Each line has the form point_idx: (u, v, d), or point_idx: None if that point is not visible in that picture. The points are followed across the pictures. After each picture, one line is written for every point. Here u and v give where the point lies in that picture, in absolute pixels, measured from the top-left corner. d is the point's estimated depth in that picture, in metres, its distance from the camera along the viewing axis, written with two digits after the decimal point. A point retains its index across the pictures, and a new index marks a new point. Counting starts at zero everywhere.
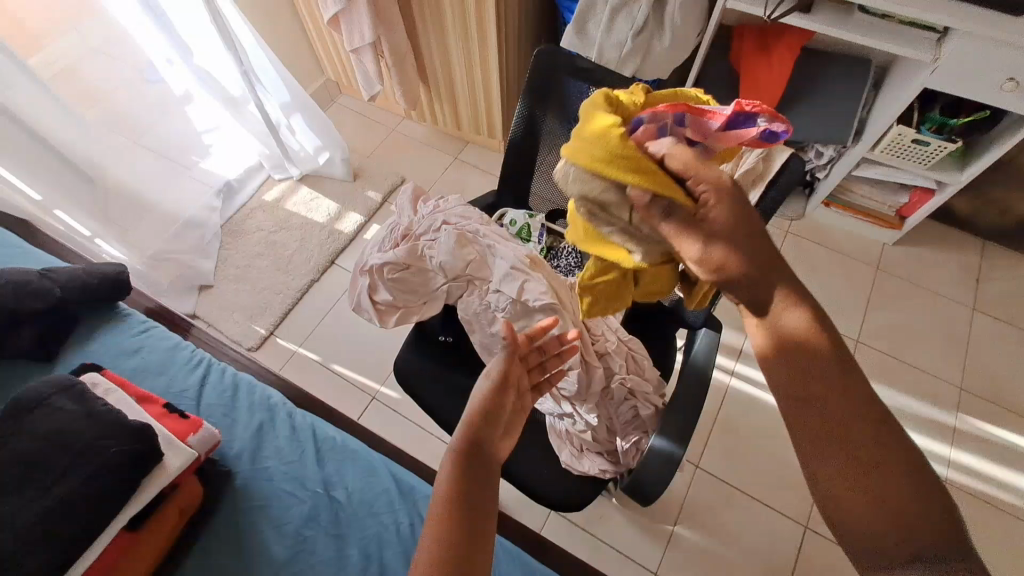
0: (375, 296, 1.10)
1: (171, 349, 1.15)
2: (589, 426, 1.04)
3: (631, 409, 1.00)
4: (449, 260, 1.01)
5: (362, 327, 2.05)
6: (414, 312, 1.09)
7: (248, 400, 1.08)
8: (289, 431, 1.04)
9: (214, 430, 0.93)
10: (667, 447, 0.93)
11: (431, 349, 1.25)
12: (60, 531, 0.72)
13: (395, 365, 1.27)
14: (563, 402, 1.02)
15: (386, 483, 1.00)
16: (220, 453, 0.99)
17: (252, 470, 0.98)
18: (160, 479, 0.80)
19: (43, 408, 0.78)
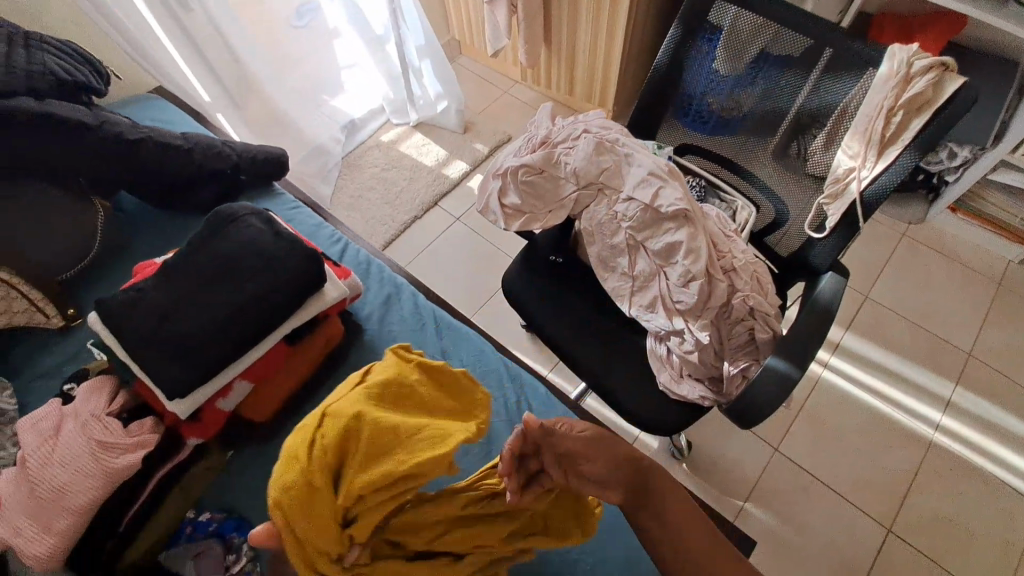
0: (504, 200, 1.16)
1: (314, 225, 1.28)
2: (698, 346, 1.04)
3: (747, 331, 1.02)
4: (584, 167, 1.08)
5: (457, 265, 2.15)
6: (538, 218, 1.15)
7: (377, 275, 1.18)
8: (411, 306, 1.13)
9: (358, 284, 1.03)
10: (785, 368, 0.94)
11: (541, 266, 1.32)
12: (239, 325, 0.82)
13: (503, 279, 1.35)
14: (675, 318, 1.04)
15: (496, 364, 1.06)
16: (354, 311, 1.10)
17: (380, 330, 1.08)
18: (319, 306, 0.90)
19: (237, 223, 0.90)
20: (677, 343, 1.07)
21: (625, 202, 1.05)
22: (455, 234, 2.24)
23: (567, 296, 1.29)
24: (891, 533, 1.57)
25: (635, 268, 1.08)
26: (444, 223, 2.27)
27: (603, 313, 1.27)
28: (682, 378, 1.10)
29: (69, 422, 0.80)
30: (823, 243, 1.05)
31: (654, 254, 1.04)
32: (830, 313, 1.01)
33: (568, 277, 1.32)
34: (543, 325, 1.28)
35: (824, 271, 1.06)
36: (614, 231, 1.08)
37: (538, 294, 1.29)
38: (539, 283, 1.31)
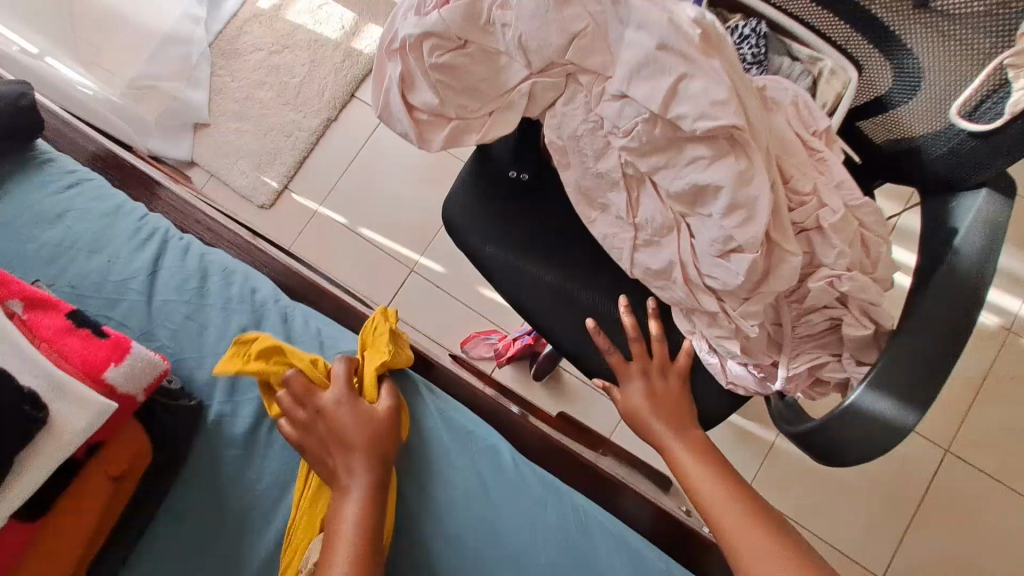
0: (410, 99, 0.67)
1: (105, 217, 0.77)
2: (739, 334, 0.66)
3: (826, 320, 0.65)
4: (538, 32, 0.60)
5: (395, 183, 1.64)
6: (472, 130, 0.67)
7: (222, 292, 0.72)
8: (283, 345, 0.70)
9: (158, 353, 0.58)
10: (890, 407, 0.57)
11: (496, 190, 0.85)
12: None
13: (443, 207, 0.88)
14: (705, 300, 0.65)
15: (434, 427, 0.75)
16: (184, 380, 0.67)
17: (231, 399, 0.67)
18: (54, 461, 0.51)
19: None
20: (700, 334, 0.71)
21: (618, 103, 0.60)
22: (382, 142, 1.67)
23: (540, 244, 0.84)
24: (949, 454, 1.33)
25: (637, 212, 0.65)
26: (365, 124, 1.68)
27: (598, 263, 0.84)
28: (713, 352, 0.71)
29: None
30: (977, 141, 0.58)
31: (670, 196, 0.63)
32: (984, 286, 0.58)
33: (540, 214, 0.85)
34: (507, 290, 0.84)
35: (977, 192, 0.61)
36: (604, 151, 0.64)
37: (500, 235, 0.84)
38: (494, 228, 0.85)
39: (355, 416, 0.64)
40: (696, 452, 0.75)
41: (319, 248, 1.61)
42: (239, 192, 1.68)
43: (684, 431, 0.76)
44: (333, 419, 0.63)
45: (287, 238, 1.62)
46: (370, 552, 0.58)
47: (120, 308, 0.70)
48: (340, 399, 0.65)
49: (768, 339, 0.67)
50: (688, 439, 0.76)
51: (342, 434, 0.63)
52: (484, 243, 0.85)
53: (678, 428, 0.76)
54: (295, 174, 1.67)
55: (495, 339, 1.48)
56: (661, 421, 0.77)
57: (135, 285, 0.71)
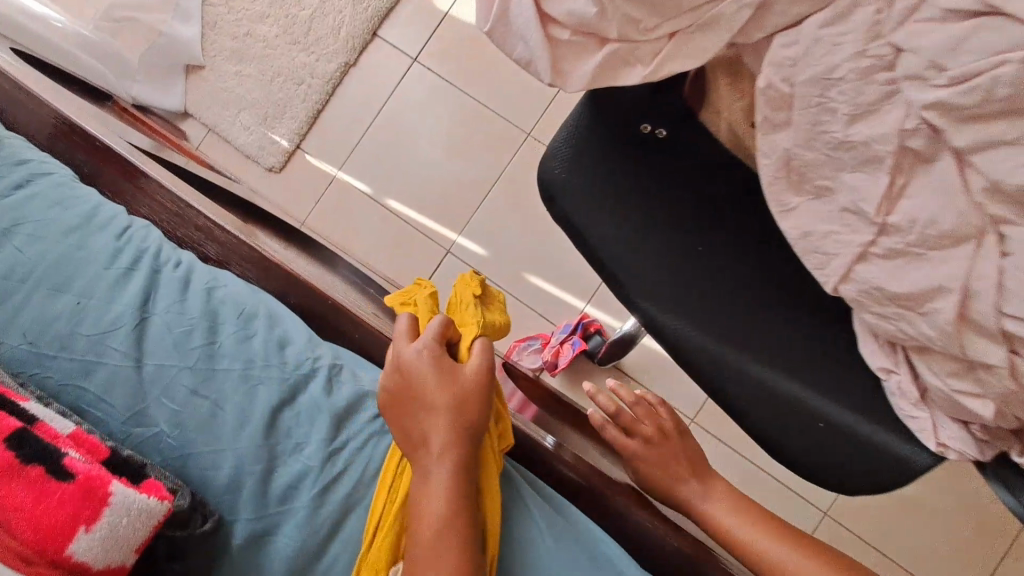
0: (553, 7, 0.45)
1: (66, 238, 0.55)
2: (1003, 399, 0.45)
3: None
4: None
5: (426, 142, 1.36)
6: (640, 60, 0.46)
7: (241, 352, 0.52)
8: (328, 430, 0.51)
9: (150, 498, 0.41)
10: None
11: (627, 146, 0.62)
12: None
13: (543, 164, 0.65)
14: (980, 347, 0.43)
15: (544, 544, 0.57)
16: (197, 481, 0.48)
17: (262, 511, 0.48)
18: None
19: None
20: (907, 381, 0.54)
21: (965, 25, 0.37)
22: (412, 90, 1.39)
23: (671, 224, 0.62)
24: None
25: (894, 207, 0.43)
26: (391, 70, 1.39)
27: (750, 261, 0.61)
28: (920, 403, 0.54)
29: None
30: None
31: (988, 188, 0.39)
32: None
33: (676, 182, 0.62)
34: (623, 281, 0.62)
35: None
36: (890, 106, 0.40)
37: (622, 212, 0.62)
38: (614, 201, 0.62)
39: (442, 374, 0.49)
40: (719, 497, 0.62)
41: (337, 220, 1.38)
42: (241, 150, 1.42)
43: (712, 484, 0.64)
44: (411, 381, 0.49)
45: (300, 212, 1.39)
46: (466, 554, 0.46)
47: (99, 376, 0.50)
48: (423, 348, 0.50)
49: None
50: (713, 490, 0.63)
51: (421, 402, 0.49)
52: (601, 222, 0.63)
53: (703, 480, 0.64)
54: (307, 132, 1.41)
55: (539, 346, 1.25)
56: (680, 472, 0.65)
57: (116, 341, 0.51)
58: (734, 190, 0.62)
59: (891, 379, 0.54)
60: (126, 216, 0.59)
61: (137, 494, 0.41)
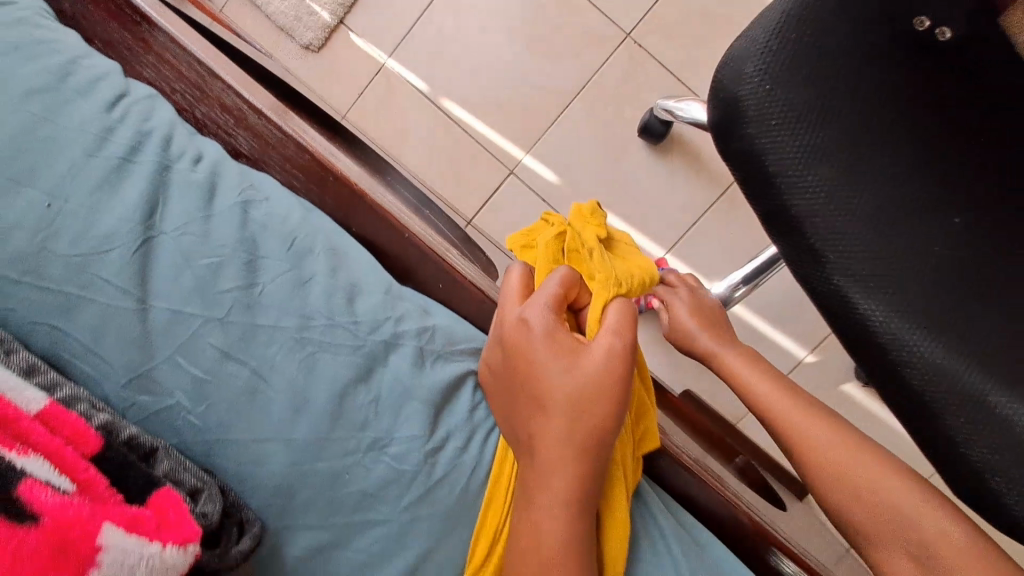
0: None
1: (25, 105, 0.36)
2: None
3: None
4: None
5: (498, 33, 1.11)
6: None
7: (292, 302, 0.36)
8: (421, 422, 0.36)
9: (160, 542, 0.26)
10: None
11: (876, 56, 0.41)
12: None
13: (728, 71, 0.42)
14: None
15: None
16: (229, 480, 0.33)
17: (325, 522, 0.34)
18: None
19: None
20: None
21: None
22: None
23: (896, 175, 0.41)
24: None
25: None
26: None
27: None
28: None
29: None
30: None
31: None
32: None
33: (921, 113, 0.42)
34: (823, 251, 0.40)
35: None
36: None
37: (860, 153, 0.41)
38: (851, 130, 0.41)
39: (562, 350, 0.32)
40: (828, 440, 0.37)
41: (383, 118, 1.15)
42: (274, 21, 1.18)
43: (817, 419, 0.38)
44: (524, 372, 0.33)
45: (342, 104, 1.17)
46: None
47: (84, 318, 0.33)
48: (533, 314, 0.33)
49: None
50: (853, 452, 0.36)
51: (532, 401, 0.33)
52: (825, 166, 0.40)
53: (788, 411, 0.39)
54: (353, 3, 1.15)
55: None
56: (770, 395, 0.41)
57: (109, 269, 0.34)
58: (980, 143, 0.42)
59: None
60: (121, 79, 0.41)
61: (135, 538, 0.25)
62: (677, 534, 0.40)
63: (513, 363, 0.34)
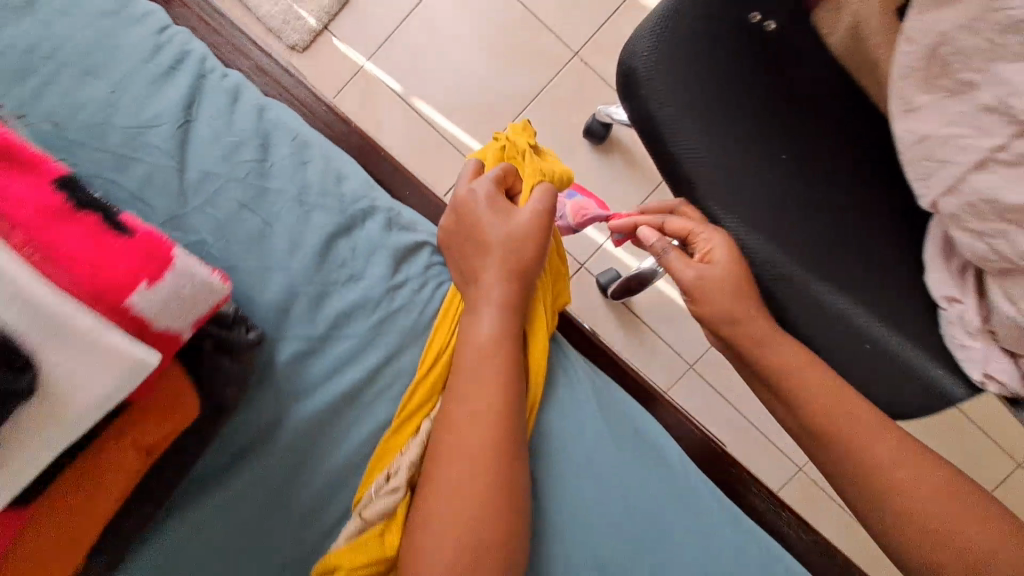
0: None
1: (97, 24, 0.48)
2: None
3: None
4: None
5: (466, 46, 1.28)
6: None
7: (295, 176, 0.48)
8: (387, 268, 0.49)
9: (218, 276, 0.35)
10: None
11: (730, 37, 0.58)
12: None
13: (632, 47, 0.58)
14: None
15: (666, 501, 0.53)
16: (240, 294, 0.44)
17: (311, 332, 0.46)
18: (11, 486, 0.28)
19: None
20: (971, 310, 0.53)
21: None
22: None
23: (754, 137, 0.58)
24: None
25: None
26: None
27: (837, 184, 0.59)
28: (981, 335, 0.52)
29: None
30: None
31: None
32: None
33: (763, 86, 0.58)
34: (696, 182, 0.58)
35: None
36: None
37: (716, 104, 0.58)
38: (713, 87, 0.57)
39: (498, 212, 0.47)
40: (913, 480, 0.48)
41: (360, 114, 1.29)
42: (264, 24, 1.31)
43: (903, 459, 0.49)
44: (472, 233, 0.47)
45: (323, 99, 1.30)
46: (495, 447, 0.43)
47: (136, 172, 0.44)
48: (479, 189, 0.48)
49: None
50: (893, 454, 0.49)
51: (477, 251, 0.47)
52: (692, 112, 0.57)
53: (868, 440, 0.50)
54: (338, 13, 1.30)
55: None
56: (853, 424, 0.51)
57: (159, 137, 0.45)
58: (809, 114, 0.59)
59: (954, 308, 0.53)
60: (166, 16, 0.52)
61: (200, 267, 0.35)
62: (585, 374, 0.57)
63: (462, 222, 0.47)
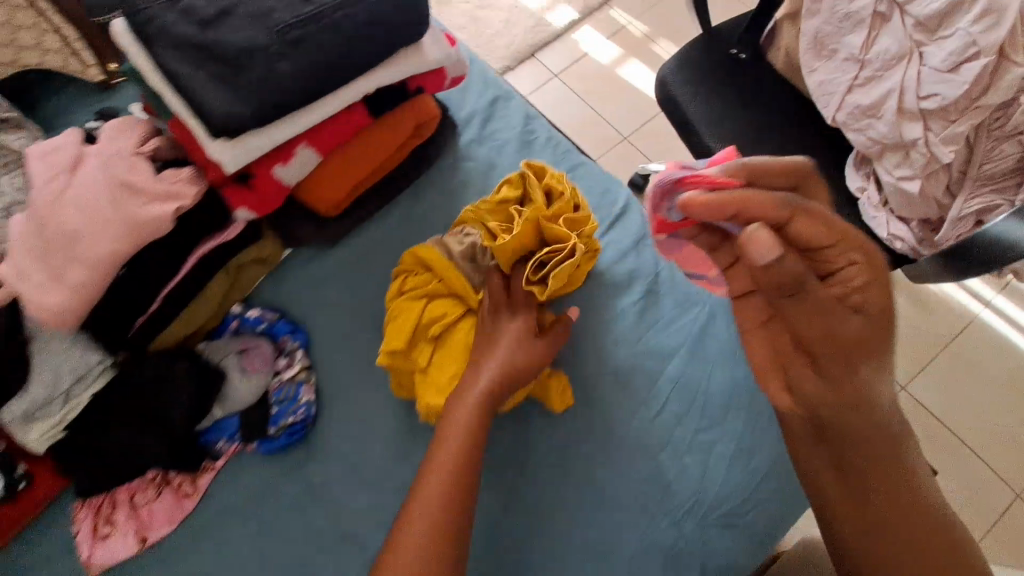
0: None
1: None
2: (926, 172, 0.78)
3: (1017, 157, 0.72)
4: None
5: None
6: None
7: (481, 70, 0.91)
8: (524, 115, 0.88)
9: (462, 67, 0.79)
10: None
11: (720, 61, 1.04)
12: (364, 44, 0.60)
13: (662, 71, 1.07)
14: (908, 123, 0.77)
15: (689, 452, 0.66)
16: (449, 109, 0.86)
17: (481, 133, 0.85)
18: (409, 70, 0.66)
19: None
20: (874, 193, 0.87)
21: None
22: (548, 93, 1.87)
23: (732, 108, 1.01)
24: None
25: (870, 51, 0.79)
26: (536, 79, 1.89)
27: (787, 131, 0.98)
28: (881, 207, 0.86)
29: (40, 176, 0.61)
30: None
31: (916, 25, 0.75)
32: None
33: (740, 85, 1.02)
34: (697, 129, 1.01)
35: None
36: None
37: (709, 91, 1.02)
38: (708, 84, 1.03)
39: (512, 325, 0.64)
40: (919, 520, 0.47)
41: None
42: None
43: (889, 472, 0.48)
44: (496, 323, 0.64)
45: None
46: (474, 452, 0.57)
47: None
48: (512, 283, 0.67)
49: (948, 181, 0.78)
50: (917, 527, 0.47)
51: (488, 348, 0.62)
52: (695, 95, 1.02)
53: (891, 477, 0.48)
54: None
55: None
56: (878, 445, 0.49)
57: None
58: (769, 99, 1.01)
59: (864, 192, 0.88)
60: None
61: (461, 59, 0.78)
62: None
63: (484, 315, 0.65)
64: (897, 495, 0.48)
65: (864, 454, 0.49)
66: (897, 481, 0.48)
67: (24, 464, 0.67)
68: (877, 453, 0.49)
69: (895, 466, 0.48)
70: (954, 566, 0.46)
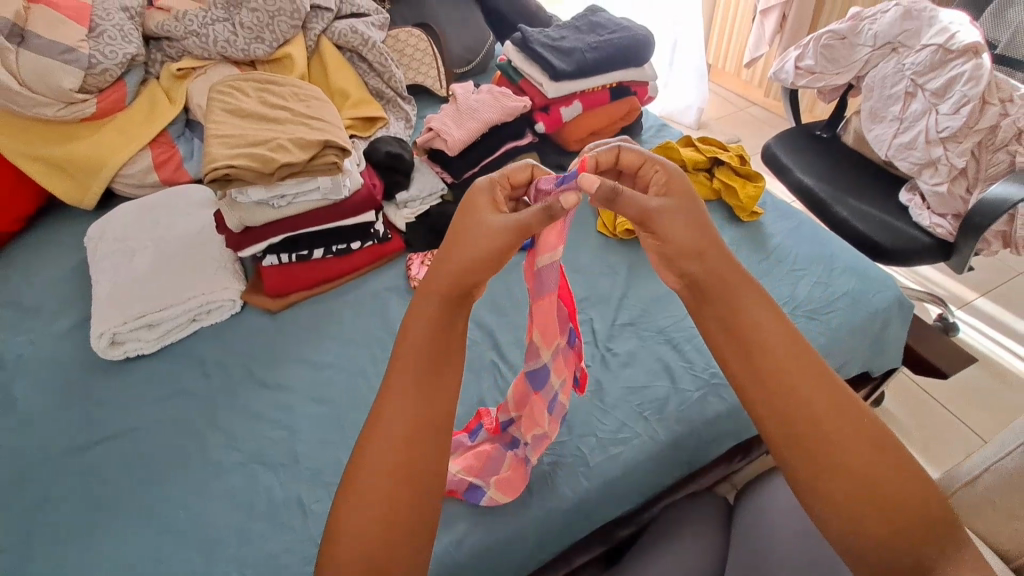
0: (800, 62, 1.47)
1: None
2: (950, 177, 1.23)
3: (1006, 159, 1.18)
4: (887, 31, 1.37)
5: None
6: (825, 76, 1.45)
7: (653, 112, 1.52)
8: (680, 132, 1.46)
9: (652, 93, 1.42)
10: (1009, 191, 1.12)
11: (809, 137, 1.57)
12: (621, 55, 1.27)
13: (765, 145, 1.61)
14: (934, 146, 1.25)
15: (636, 427, 0.89)
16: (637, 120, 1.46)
17: (658, 132, 1.42)
18: (637, 75, 1.32)
19: (574, 22, 1.34)
20: (917, 199, 1.30)
21: (921, 53, 1.31)
22: None
23: (818, 160, 1.50)
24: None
25: (905, 113, 1.32)
26: None
27: (858, 173, 1.45)
28: (924, 208, 1.28)
29: (458, 90, 1.28)
30: None
31: (932, 95, 1.28)
32: None
33: (823, 149, 1.53)
34: (793, 169, 1.49)
35: None
36: (897, 81, 1.34)
37: (801, 150, 1.53)
38: (801, 147, 1.54)
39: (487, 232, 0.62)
40: (833, 418, 0.55)
41: None
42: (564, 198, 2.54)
43: (800, 386, 0.56)
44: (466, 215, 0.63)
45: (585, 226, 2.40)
46: (419, 440, 0.55)
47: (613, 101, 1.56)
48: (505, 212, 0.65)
49: (965, 184, 1.23)
50: (827, 423, 0.55)
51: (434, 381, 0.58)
52: (791, 152, 1.54)
53: (798, 380, 0.57)
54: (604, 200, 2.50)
55: None
56: (779, 352, 0.57)
57: None
58: (845, 157, 1.50)
59: (912, 200, 1.31)
60: None
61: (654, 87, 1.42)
62: (774, 199, 1.22)
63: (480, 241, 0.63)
64: (824, 410, 0.55)
65: (782, 379, 0.57)
66: (793, 376, 0.57)
67: (389, 232, 1.20)
68: (794, 371, 0.57)
69: (804, 376, 0.57)
70: (857, 472, 0.54)
